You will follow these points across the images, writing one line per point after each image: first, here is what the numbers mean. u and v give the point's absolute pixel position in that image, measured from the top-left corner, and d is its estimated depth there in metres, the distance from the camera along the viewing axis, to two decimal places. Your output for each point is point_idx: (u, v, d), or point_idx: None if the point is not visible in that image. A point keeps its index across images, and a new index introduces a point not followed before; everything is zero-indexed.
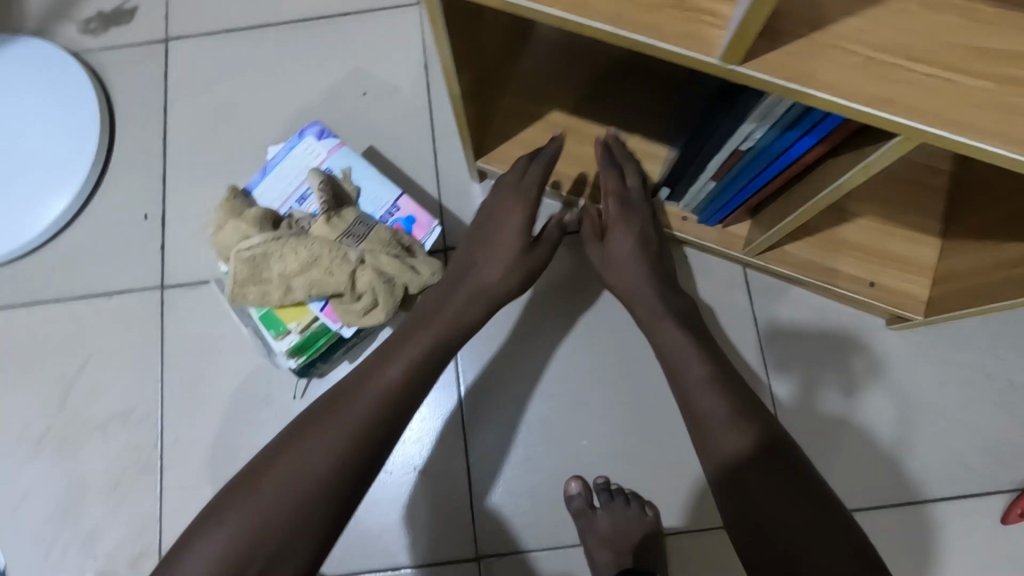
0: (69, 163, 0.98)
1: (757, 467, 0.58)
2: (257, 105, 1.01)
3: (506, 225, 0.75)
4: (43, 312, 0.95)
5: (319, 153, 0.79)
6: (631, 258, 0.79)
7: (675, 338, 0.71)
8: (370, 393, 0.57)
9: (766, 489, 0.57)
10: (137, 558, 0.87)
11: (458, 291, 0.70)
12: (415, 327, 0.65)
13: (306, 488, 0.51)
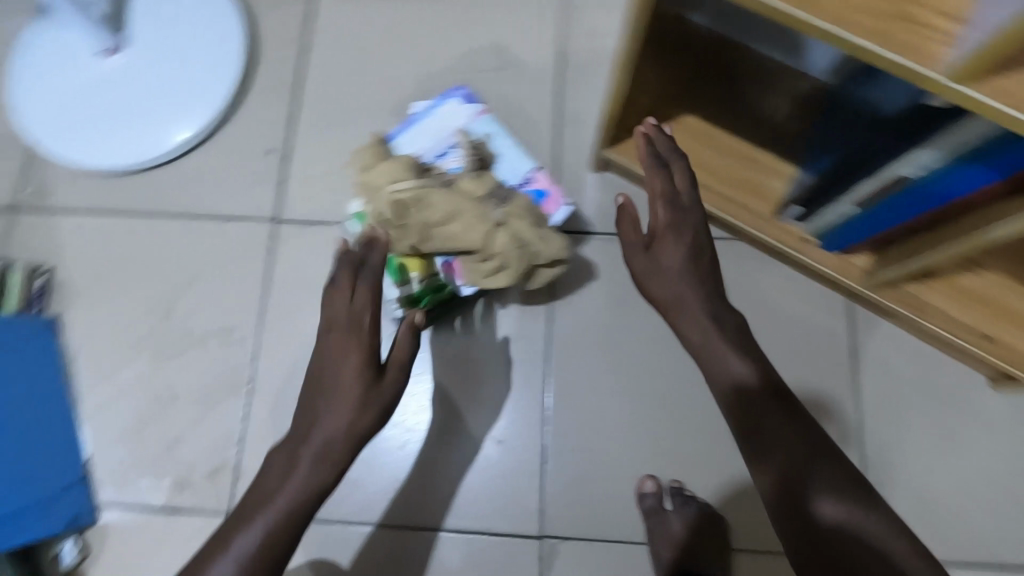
0: (207, 86, 1.01)
1: (801, 502, 0.57)
2: (391, 62, 1.04)
3: (346, 355, 0.66)
4: (162, 224, 0.99)
5: (463, 116, 0.82)
6: (679, 273, 0.68)
7: (722, 353, 0.64)
8: (231, 559, 0.61)
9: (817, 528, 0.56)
10: (212, 474, 0.89)
11: (301, 455, 0.65)
12: (280, 480, 0.64)
13: None
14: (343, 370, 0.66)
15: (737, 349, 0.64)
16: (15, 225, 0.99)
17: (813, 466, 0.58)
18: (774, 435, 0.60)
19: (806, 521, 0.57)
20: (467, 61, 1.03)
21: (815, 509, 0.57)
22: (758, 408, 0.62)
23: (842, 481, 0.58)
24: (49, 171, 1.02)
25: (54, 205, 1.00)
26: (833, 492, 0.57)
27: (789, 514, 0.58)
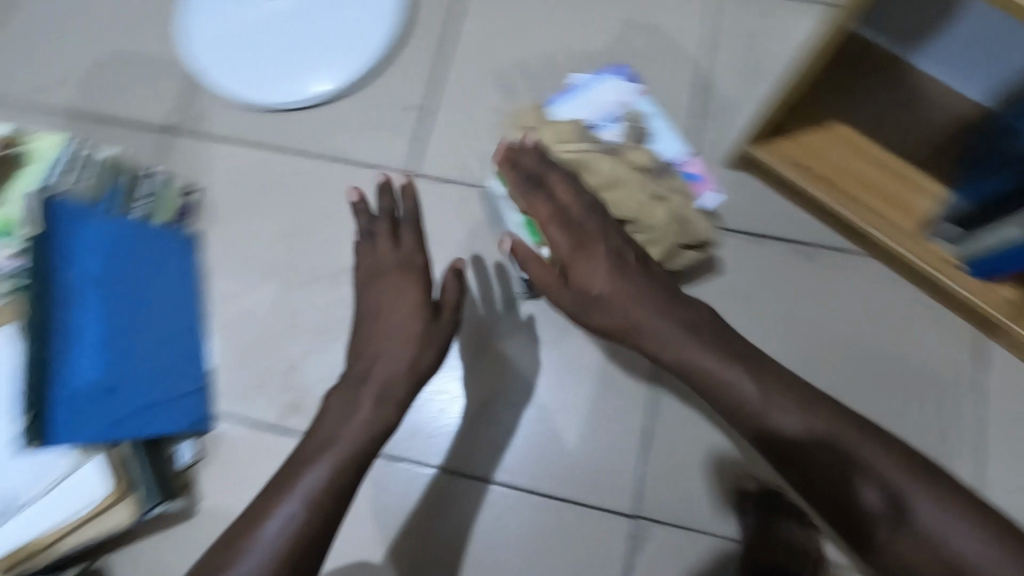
0: (365, 40, 1.06)
1: (817, 474, 0.58)
2: (538, 37, 1.06)
3: (390, 303, 0.77)
4: (302, 161, 1.04)
5: (625, 93, 0.83)
6: (612, 285, 0.66)
7: (700, 353, 0.63)
8: (300, 496, 0.65)
9: (844, 498, 0.57)
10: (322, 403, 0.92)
11: (361, 396, 0.72)
12: (314, 453, 0.69)
13: (299, 523, 0.64)
14: (396, 318, 0.76)
15: (710, 348, 0.64)
16: (171, 143, 1.06)
17: (826, 427, 0.59)
18: (774, 420, 0.60)
19: (836, 492, 0.57)
20: (614, 46, 1.05)
21: (835, 483, 0.57)
22: (754, 405, 0.61)
23: (853, 433, 0.58)
24: (205, 98, 1.08)
25: (207, 130, 1.07)
26: (847, 451, 0.57)
27: (807, 483, 0.58)
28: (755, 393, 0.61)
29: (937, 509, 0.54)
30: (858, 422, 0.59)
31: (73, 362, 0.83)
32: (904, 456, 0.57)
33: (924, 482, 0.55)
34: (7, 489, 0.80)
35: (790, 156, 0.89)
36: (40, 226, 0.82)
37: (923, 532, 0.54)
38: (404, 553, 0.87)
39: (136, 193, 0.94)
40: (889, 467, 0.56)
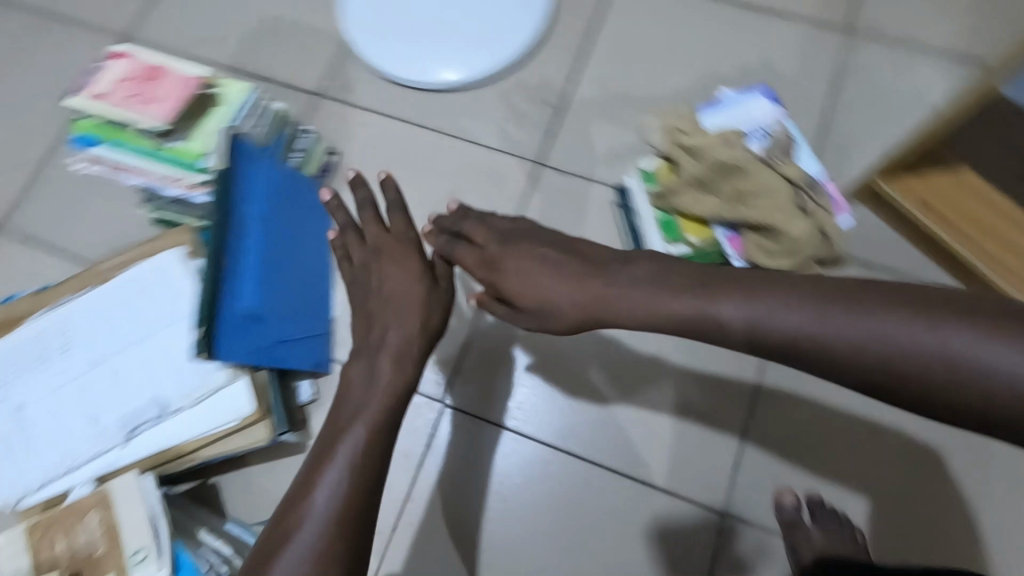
0: (511, 35, 1.13)
1: (816, 359, 0.52)
2: (673, 55, 1.13)
3: (389, 283, 0.70)
4: (438, 140, 1.11)
5: (768, 112, 0.88)
6: (550, 272, 0.62)
7: (647, 295, 0.59)
8: (342, 462, 0.59)
9: (858, 367, 0.51)
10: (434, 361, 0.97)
11: (378, 363, 0.66)
12: (336, 428, 0.63)
13: (349, 490, 0.58)
14: (398, 291, 0.70)
15: (662, 293, 0.58)
16: (318, 108, 1.14)
17: (805, 309, 0.53)
18: (765, 332, 0.54)
19: (841, 365, 0.51)
20: (743, 70, 1.11)
21: (836, 360, 0.51)
22: (717, 324, 0.56)
23: (816, 298, 0.53)
24: (354, 70, 1.16)
25: (352, 99, 1.14)
26: (810, 318, 0.52)
27: (817, 367, 0.53)
28: (727, 310, 0.55)
29: (933, 334, 0.48)
30: (813, 291, 0.54)
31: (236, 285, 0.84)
32: (875, 297, 0.52)
33: (912, 315, 0.50)
34: (151, 394, 0.81)
35: (914, 192, 0.94)
36: (231, 154, 0.85)
37: (939, 362, 0.48)
38: (496, 514, 0.91)
39: (294, 147, 1.02)
40: (876, 314, 0.50)
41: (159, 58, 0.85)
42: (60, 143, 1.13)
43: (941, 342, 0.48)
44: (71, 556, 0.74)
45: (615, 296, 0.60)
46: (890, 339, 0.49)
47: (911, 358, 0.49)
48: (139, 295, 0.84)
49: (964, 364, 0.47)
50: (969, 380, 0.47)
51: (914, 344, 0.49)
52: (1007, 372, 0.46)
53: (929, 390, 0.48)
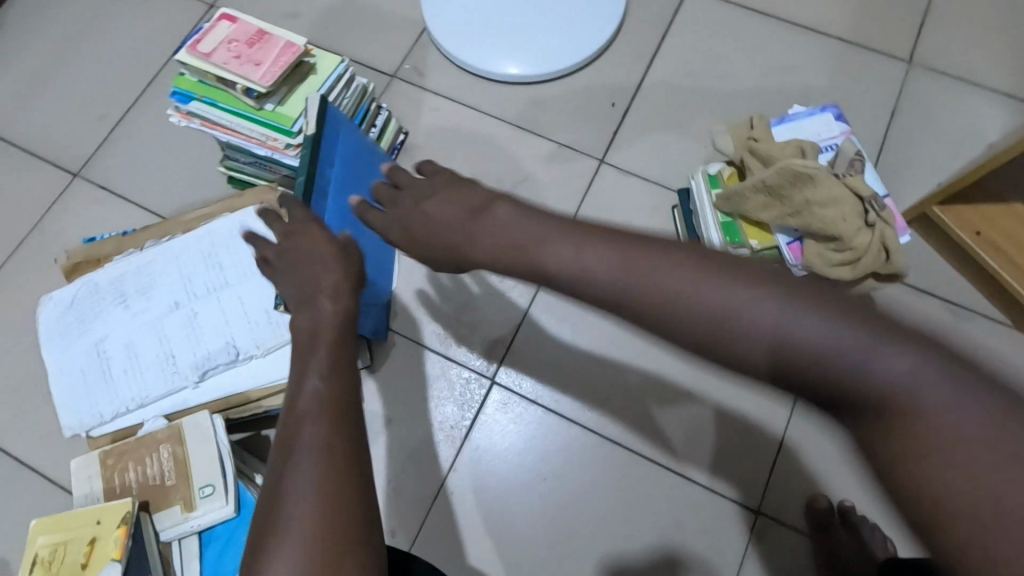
0: (583, 36, 1.17)
1: (659, 325, 0.43)
2: (739, 70, 1.17)
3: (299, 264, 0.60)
4: (505, 129, 1.16)
5: (833, 130, 0.91)
6: (433, 215, 0.57)
7: (501, 239, 0.52)
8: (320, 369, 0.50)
9: (715, 343, 0.41)
10: (490, 344, 1.03)
11: (317, 296, 0.56)
12: (299, 371, 0.51)
13: (339, 397, 0.48)
14: (307, 258, 0.60)
15: (515, 238, 0.51)
16: (393, 90, 1.19)
17: (651, 263, 0.44)
18: (610, 291, 0.45)
19: (689, 334, 0.41)
20: (806, 91, 1.15)
21: (680, 326, 0.42)
22: (542, 272, 0.49)
23: (642, 246, 0.45)
24: (430, 57, 1.21)
25: (425, 84, 1.19)
26: (630, 262, 0.44)
27: (659, 333, 0.43)
28: (557, 254, 0.48)
29: (807, 312, 0.38)
30: (676, 249, 0.44)
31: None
32: (744, 265, 0.42)
33: (770, 288, 0.40)
34: (224, 340, 0.85)
35: (968, 222, 0.97)
36: (322, 118, 0.85)
37: (764, 324, 0.39)
38: (535, 489, 0.97)
39: (372, 122, 1.06)
40: (736, 280, 0.41)
41: (262, 24, 0.90)
42: (143, 99, 1.18)
43: (822, 326, 0.38)
44: (142, 484, 0.77)
45: (480, 238, 0.53)
46: (742, 307, 0.40)
47: (773, 336, 0.38)
48: (221, 246, 0.89)
49: (776, 325, 0.38)
50: (840, 371, 0.36)
51: (765, 316, 0.39)
52: (828, 337, 0.37)
53: (803, 381, 0.38)
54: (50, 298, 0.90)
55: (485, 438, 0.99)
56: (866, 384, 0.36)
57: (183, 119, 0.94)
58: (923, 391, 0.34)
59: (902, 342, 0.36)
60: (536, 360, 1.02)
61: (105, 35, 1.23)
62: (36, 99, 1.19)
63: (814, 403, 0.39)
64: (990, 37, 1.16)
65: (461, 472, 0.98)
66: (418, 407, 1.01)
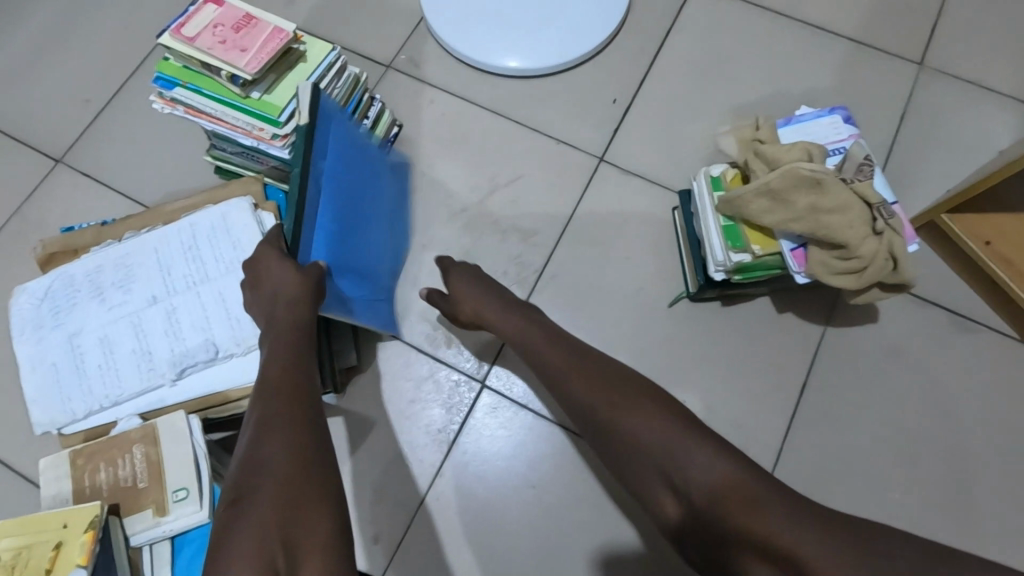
0: (586, 30, 1.13)
1: (591, 424, 0.67)
2: (745, 69, 1.13)
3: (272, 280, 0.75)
4: (502, 124, 1.12)
5: (841, 132, 0.88)
6: (480, 298, 0.87)
7: (504, 322, 0.83)
8: (281, 366, 0.66)
9: (611, 431, 0.65)
10: (484, 346, 1.00)
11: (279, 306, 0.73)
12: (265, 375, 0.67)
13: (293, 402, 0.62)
14: (272, 275, 0.75)
15: (514, 326, 0.82)
16: (388, 81, 1.16)
17: (586, 371, 0.71)
18: (565, 382, 0.72)
19: (617, 440, 0.64)
20: (813, 92, 1.11)
21: (609, 432, 0.65)
22: (536, 362, 0.77)
23: (589, 362, 0.73)
24: (428, 48, 1.18)
25: (421, 76, 1.16)
26: (574, 369, 0.72)
27: (592, 431, 0.68)
28: (544, 353, 0.77)
29: (679, 437, 0.61)
30: (619, 381, 0.69)
31: (309, 238, 0.80)
32: (661, 404, 0.65)
33: (663, 416, 0.64)
34: (203, 337, 0.82)
35: (979, 233, 0.94)
36: (315, 112, 0.82)
37: (628, 418, 0.64)
38: (523, 497, 0.94)
39: (364, 113, 1.02)
40: (642, 410, 0.65)
41: (249, 8, 0.86)
42: (130, 84, 1.14)
43: (685, 450, 0.60)
44: (113, 485, 0.74)
45: (502, 313, 0.84)
46: (636, 428, 0.63)
47: (650, 447, 0.62)
48: (202, 239, 0.86)
49: (631, 422, 0.64)
50: (681, 473, 0.59)
51: (658, 434, 0.62)
52: (652, 433, 0.62)
53: (647, 480, 0.62)
54: (23, 289, 0.86)
55: (473, 443, 0.96)
56: (677, 468, 0.60)
57: (166, 106, 0.90)
58: (731, 482, 0.57)
59: (719, 454, 0.59)
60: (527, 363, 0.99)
61: (94, 16, 1.19)
62: (19, 80, 1.15)
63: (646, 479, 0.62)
64: (1003, 41, 1.13)
65: (439, 482, 0.95)
66: (405, 409, 0.98)
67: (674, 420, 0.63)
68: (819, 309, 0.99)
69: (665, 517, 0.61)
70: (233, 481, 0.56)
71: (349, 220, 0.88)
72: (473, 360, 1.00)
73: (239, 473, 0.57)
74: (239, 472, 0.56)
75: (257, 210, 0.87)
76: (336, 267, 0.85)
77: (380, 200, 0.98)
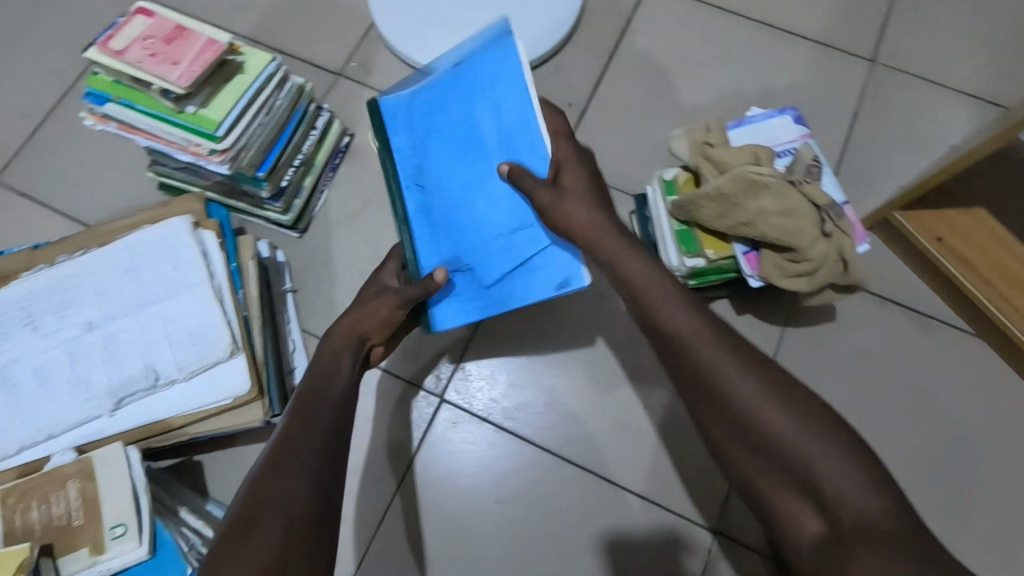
0: (539, 33, 1.12)
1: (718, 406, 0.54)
2: (700, 69, 1.13)
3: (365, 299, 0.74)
4: None
5: (792, 133, 0.87)
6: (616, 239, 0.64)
7: (635, 265, 0.63)
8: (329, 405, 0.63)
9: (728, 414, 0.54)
10: (447, 359, 0.98)
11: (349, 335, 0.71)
12: (302, 407, 0.63)
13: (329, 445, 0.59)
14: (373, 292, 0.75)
15: (647, 273, 0.63)
16: (340, 90, 1.13)
17: (712, 338, 0.57)
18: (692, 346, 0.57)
19: (735, 428, 0.53)
20: (768, 91, 1.11)
21: (738, 419, 0.53)
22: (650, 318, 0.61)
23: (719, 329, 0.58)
24: (380, 54, 1.15)
25: (373, 84, 1.13)
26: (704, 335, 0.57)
27: (705, 416, 0.55)
28: (676, 309, 0.60)
29: (832, 447, 0.50)
30: (753, 362, 0.55)
31: (427, 246, 0.72)
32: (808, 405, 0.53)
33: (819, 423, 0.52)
34: (144, 363, 0.79)
35: (931, 229, 0.94)
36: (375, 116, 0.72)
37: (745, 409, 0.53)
38: (486, 514, 0.92)
39: (311, 124, 0.99)
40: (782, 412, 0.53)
41: (182, 19, 0.83)
42: (66, 98, 1.09)
43: (840, 469, 0.49)
44: (47, 524, 0.70)
45: (623, 255, 0.64)
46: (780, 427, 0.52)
47: (799, 451, 0.50)
48: (141, 259, 0.82)
49: (753, 415, 0.53)
50: (833, 494, 0.48)
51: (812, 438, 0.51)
52: (776, 430, 0.52)
53: (772, 479, 0.51)
54: None
55: (437, 457, 0.94)
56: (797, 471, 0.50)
57: (99, 122, 0.87)
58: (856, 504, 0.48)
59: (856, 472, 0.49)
60: (485, 375, 0.98)
61: (29, 28, 1.14)
62: None
63: (746, 476, 0.53)
64: (953, 37, 1.13)
65: (402, 504, 0.93)
66: (364, 427, 0.96)
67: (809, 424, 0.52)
68: (778, 309, 0.98)
69: (795, 527, 0.50)
70: (241, 506, 0.54)
71: (463, 187, 0.70)
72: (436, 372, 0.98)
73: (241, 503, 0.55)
74: (240, 506, 0.54)
75: (197, 229, 0.83)
76: (470, 253, 0.70)
77: (486, 114, 0.68)
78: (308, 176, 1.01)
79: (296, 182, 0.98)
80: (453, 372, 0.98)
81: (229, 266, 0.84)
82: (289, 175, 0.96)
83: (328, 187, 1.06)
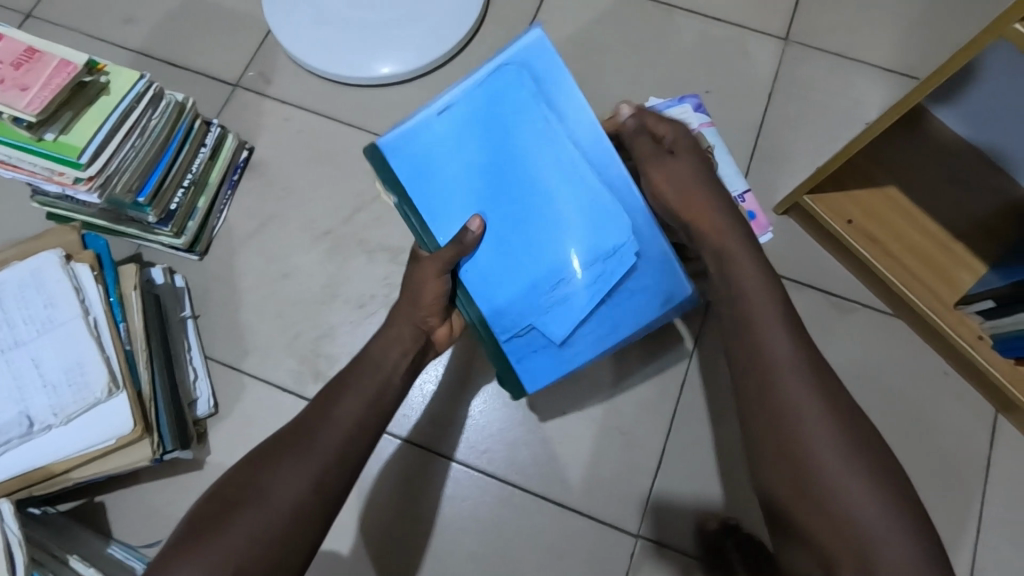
0: (442, 28, 1.07)
1: (771, 412, 0.57)
2: (611, 58, 1.09)
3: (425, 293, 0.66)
4: (362, 137, 1.06)
5: (691, 122, 0.88)
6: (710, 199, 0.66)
7: (739, 265, 0.63)
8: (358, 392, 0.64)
9: (780, 421, 0.56)
10: (452, 388, 0.94)
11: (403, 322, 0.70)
12: (338, 392, 0.65)
13: (345, 439, 0.61)
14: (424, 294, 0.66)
15: (747, 273, 0.63)
16: (237, 101, 1.08)
17: (787, 341, 0.59)
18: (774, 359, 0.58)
19: (784, 436, 0.56)
20: (681, 76, 1.08)
21: (789, 435, 0.55)
22: (734, 312, 0.62)
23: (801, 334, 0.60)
24: (277, 62, 1.10)
25: (272, 93, 1.08)
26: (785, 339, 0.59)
27: (763, 419, 0.57)
28: (770, 311, 0.60)
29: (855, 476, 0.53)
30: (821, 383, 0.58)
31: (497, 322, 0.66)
32: (852, 436, 0.55)
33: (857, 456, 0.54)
34: (17, 409, 0.75)
35: (841, 211, 0.92)
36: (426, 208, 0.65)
37: (797, 416, 0.56)
38: (409, 536, 0.90)
39: (199, 141, 0.95)
40: (834, 425, 0.55)
41: (36, 41, 0.78)
42: None
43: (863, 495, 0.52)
44: None
45: (722, 261, 0.64)
46: (825, 454, 0.54)
47: (828, 470, 0.53)
48: (11, 296, 0.78)
49: (804, 424, 0.55)
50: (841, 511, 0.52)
51: (843, 475, 0.53)
52: (820, 438, 0.54)
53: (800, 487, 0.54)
54: None
55: (386, 488, 0.91)
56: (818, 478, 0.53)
57: None
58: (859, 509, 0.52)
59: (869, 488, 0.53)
60: (429, 410, 0.94)
61: None
62: None
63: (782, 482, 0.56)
64: (866, 10, 1.11)
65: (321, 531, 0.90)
66: None
67: (846, 441, 0.55)
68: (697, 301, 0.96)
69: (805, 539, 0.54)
70: (230, 478, 0.57)
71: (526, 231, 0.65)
72: (432, 400, 0.94)
73: (241, 474, 0.58)
74: (239, 491, 0.56)
75: (70, 262, 0.79)
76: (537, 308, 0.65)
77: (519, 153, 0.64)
78: (201, 196, 0.97)
79: (187, 203, 0.94)
80: (446, 403, 0.94)
81: (108, 299, 0.79)
82: (178, 197, 0.91)
83: (228, 206, 1.03)
